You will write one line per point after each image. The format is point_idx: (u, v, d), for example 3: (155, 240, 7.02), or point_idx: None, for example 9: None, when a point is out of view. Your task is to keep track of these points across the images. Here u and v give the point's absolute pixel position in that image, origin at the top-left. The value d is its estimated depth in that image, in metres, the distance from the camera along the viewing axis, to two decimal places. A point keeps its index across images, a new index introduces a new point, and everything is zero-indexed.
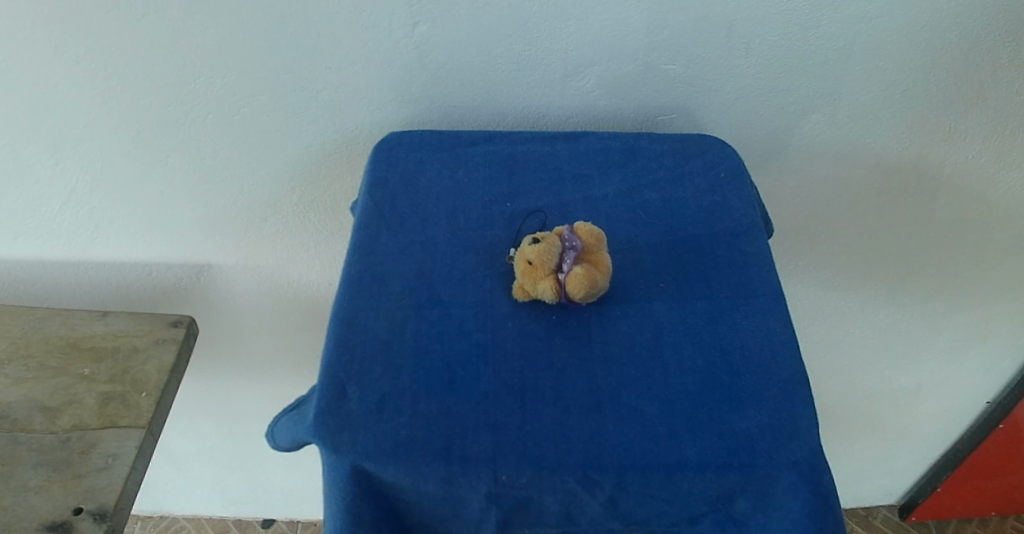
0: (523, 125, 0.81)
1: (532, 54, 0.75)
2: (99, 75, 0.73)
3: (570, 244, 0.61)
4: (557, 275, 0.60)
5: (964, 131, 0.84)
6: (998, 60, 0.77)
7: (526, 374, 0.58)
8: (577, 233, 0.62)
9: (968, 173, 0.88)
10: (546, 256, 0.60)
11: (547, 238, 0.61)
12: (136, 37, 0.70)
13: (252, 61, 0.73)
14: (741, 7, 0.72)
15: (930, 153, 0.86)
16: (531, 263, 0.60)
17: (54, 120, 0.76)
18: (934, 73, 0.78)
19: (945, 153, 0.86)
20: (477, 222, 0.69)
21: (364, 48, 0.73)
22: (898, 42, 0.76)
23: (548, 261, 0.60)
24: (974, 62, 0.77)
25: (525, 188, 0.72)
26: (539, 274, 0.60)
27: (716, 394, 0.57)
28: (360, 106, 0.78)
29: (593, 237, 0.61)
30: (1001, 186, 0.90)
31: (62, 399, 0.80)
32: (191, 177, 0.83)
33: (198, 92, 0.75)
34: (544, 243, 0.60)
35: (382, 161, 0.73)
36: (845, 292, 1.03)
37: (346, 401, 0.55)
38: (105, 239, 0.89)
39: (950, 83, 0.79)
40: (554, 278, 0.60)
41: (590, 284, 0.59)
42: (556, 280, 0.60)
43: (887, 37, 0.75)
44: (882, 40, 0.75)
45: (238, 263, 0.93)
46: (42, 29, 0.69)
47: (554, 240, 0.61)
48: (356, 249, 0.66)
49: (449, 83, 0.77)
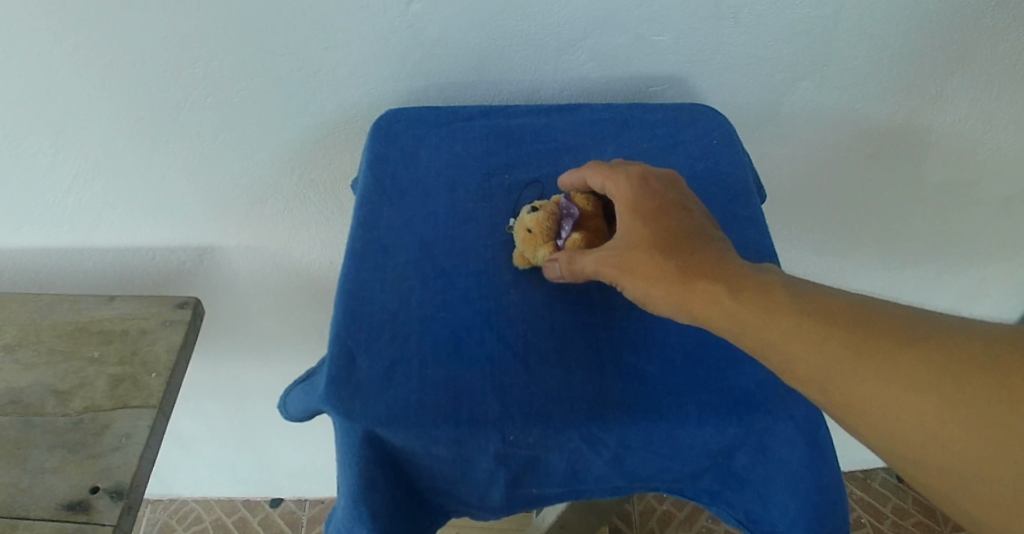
0: (518, 100, 0.83)
1: (525, 30, 0.76)
2: (97, 62, 0.73)
3: (568, 211, 0.64)
4: (555, 242, 0.63)
5: (952, 95, 0.85)
6: (985, 23, 0.78)
7: (530, 339, 0.59)
8: (574, 203, 0.65)
9: (957, 137, 0.89)
10: (545, 224, 0.62)
11: (545, 207, 0.65)
12: (130, 23, 0.71)
13: (249, 44, 0.74)
14: None
15: (919, 118, 0.87)
16: (531, 231, 0.62)
17: (55, 108, 0.76)
18: (922, 38, 0.79)
19: (934, 117, 0.87)
20: (476, 194, 0.70)
21: (359, 28, 0.74)
22: (887, 7, 0.76)
23: (546, 228, 0.62)
24: (962, 27, 0.79)
25: (522, 160, 0.73)
26: (537, 242, 0.62)
27: (714, 352, 0.59)
28: (357, 84, 0.79)
29: (589, 205, 0.65)
30: (990, 148, 0.91)
31: (74, 382, 0.82)
32: (192, 160, 0.84)
33: (196, 77, 0.76)
34: (542, 212, 0.63)
35: (380, 137, 0.73)
36: (836, 254, 1.06)
37: (355, 370, 0.57)
38: (107, 225, 0.90)
39: (938, 46, 0.80)
40: (552, 245, 0.62)
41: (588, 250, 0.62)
42: (555, 247, 0.62)
43: (876, 3, 0.76)
44: (871, 8, 0.76)
45: (240, 246, 0.94)
46: (36, 18, 0.69)
47: (552, 209, 0.65)
48: (358, 223, 0.67)
49: (444, 59, 0.78)
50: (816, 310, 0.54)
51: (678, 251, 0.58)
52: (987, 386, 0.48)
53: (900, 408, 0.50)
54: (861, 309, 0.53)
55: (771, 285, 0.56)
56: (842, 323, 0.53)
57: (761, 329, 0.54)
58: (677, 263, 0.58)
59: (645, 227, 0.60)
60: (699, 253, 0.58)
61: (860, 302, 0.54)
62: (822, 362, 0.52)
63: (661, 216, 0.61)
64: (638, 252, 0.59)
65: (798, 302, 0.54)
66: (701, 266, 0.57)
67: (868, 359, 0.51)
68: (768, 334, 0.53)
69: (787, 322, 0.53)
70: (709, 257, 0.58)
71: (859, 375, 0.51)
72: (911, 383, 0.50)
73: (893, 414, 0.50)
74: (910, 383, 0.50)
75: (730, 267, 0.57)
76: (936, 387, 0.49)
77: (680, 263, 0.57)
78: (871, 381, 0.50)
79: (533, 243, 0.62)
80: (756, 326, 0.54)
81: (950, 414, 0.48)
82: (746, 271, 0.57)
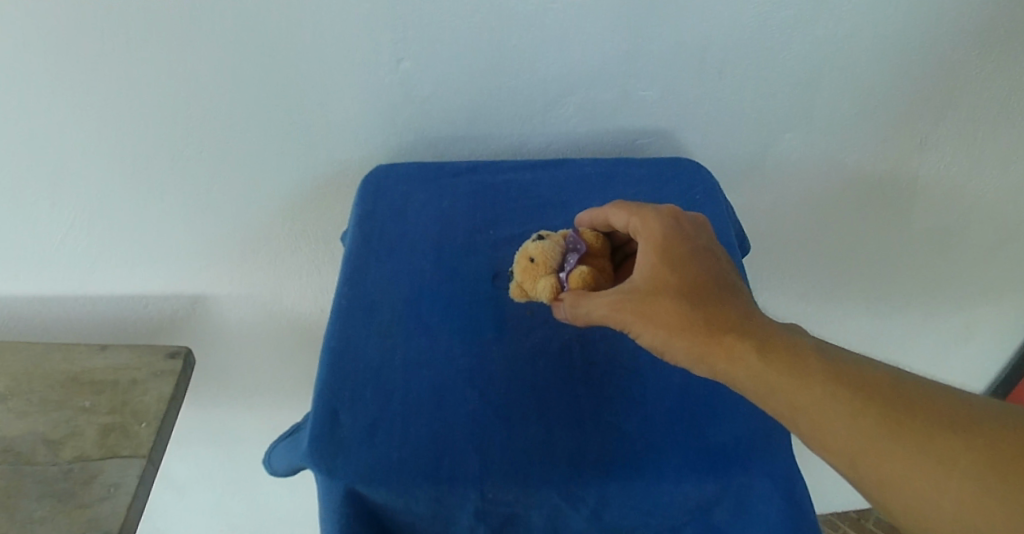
0: (507, 153, 0.86)
1: (512, 86, 0.79)
2: (95, 116, 0.76)
3: (575, 245, 0.67)
4: (557, 275, 0.65)
5: (934, 144, 0.88)
6: (956, 76, 0.82)
7: (511, 396, 0.61)
8: (581, 237, 0.67)
9: (940, 184, 0.92)
10: (548, 255, 0.65)
11: (553, 238, 0.68)
12: (128, 78, 0.74)
13: (244, 99, 0.77)
14: (713, 34, 0.76)
15: (902, 165, 0.90)
16: (533, 262, 0.66)
17: (54, 159, 0.79)
18: (894, 90, 0.83)
19: (917, 164, 0.90)
20: (461, 249, 0.72)
21: (351, 83, 0.77)
22: (861, 60, 0.80)
23: (548, 260, 0.65)
24: (933, 80, 0.82)
25: (508, 216, 0.75)
26: (539, 273, 0.65)
27: (692, 409, 0.60)
28: (350, 138, 0.82)
29: (599, 240, 0.67)
30: (972, 196, 0.93)
31: (65, 431, 0.83)
32: (186, 210, 0.86)
33: (191, 129, 0.78)
34: (547, 243, 0.66)
35: (369, 195, 0.76)
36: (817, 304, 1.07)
37: (338, 427, 0.58)
38: (102, 273, 0.92)
39: (911, 98, 0.83)
40: (554, 276, 0.65)
41: (590, 283, 0.63)
42: (556, 279, 0.65)
43: (851, 56, 0.79)
44: (847, 61, 0.80)
45: (232, 294, 0.96)
46: (38, 74, 0.72)
47: (560, 241, 0.67)
48: (345, 279, 0.69)
49: (434, 114, 0.81)
50: (844, 377, 0.54)
51: (703, 302, 0.58)
52: (1013, 472, 0.49)
53: (922, 487, 0.50)
54: (888, 381, 0.54)
55: (800, 349, 0.56)
56: (870, 396, 0.53)
57: (788, 391, 0.54)
58: (702, 315, 0.58)
59: (668, 273, 0.60)
60: (726, 306, 0.58)
61: (893, 372, 0.54)
62: (848, 432, 0.52)
63: (685, 263, 0.60)
64: (659, 298, 0.58)
65: (829, 370, 0.54)
66: (727, 322, 0.57)
67: (895, 436, 0.51)
68: (793, 400, 0.54)
69: (816, 390, 0.54)
70: (734, 312, 0.58)
71: (884, 448, 0.51)
72: (936, 461, 0.50)
73: (914, 491, 0.51)
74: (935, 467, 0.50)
75: (756, 324, 0.57)
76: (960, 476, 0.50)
77: (703, 318, 0.57)
78: (894, 455, 0.51)
79: (534, 274, 0.65)
80: (782, 390, 0.54)
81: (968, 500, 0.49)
82: (774, 327, 0.57)
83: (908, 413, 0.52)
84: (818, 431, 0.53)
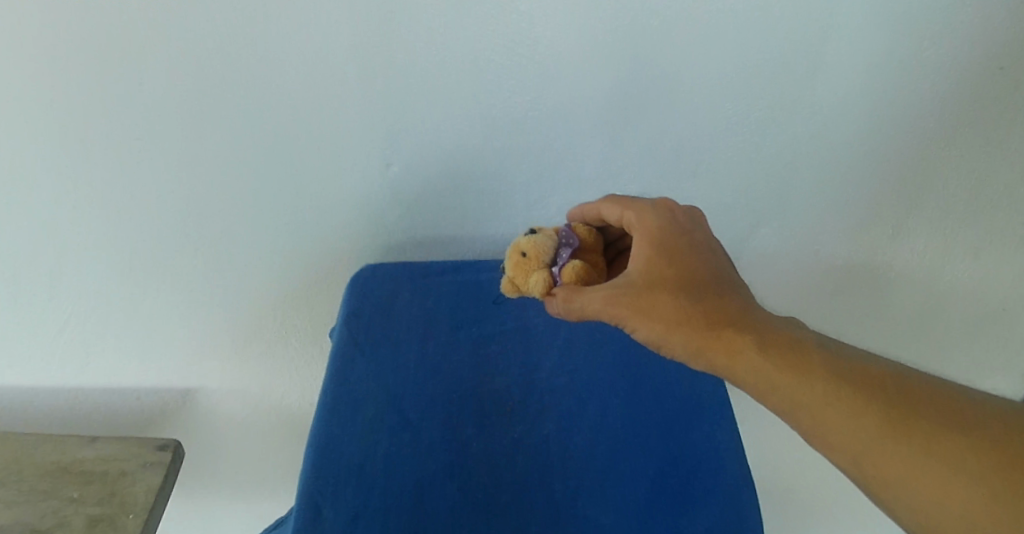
0: (493, 250, 0.91)
1: (495, 187, 0.85)
2: (94, 218, 0.80)
3: (567, 240, 0.70)
4: (549, 269, 0.68)
5: (909, 232, 0.93)
6: (917, 176, 0.88)
7: (491, 489, 0.67)
8: (573, 233, 0.71)
9: (915, 271, 0.97)
10: (541, 250, 0.69)
11: (544, 233, 0.71)
12: (126, 185, 0.78)
13: (237, 201, 0.81)
14: (689, 137, 0.82)
15: (876, 257, 0.95)
16: (527, 256, 0.69)
17: (52, 257, 0.83)
18: (856, 191, 0.89)
19: (892, 256, 0.95)
20: (444, 347, 0.77)
21: (341, 188, 0.82)
22: (822, 163, 0.86)
23: (542, 254, 0.69)
24: (895, 180, 0.88)
25: (491, 315, 0.79)
26: (533, 267, 0.69)
27: (664, 499, 0.67)
28: (340, 237, 0.86)
29: (590, 236, 0.71)
30: (951, 284, 0.98)
31: (51, 522, 0.84)
32: (180, 307, 0.90)
33: (187, 230, 0.83)
34: (540, 237, 0.70)
35: (356, 292, 0.78)
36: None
37: (320, 521, 0.62)
38: (94, 366, 0.95)
39: (876, 196, 0.89)
40: (546, 271, 0.68)
41: (582, 277, 0.67)
42: (548, 272, 0.68)
43: (818, 155, 0.85)
44: (816, 161, 0.86)
45: (221, 388, 0.99)
46: (43, 180, 0.77)
47: (552, 235, 0.71)
48: (332, 375, 0.73)
49: (421, 214, 0.86)
50: (844, 372, 0.58)
51: (704, 301, 0.63)
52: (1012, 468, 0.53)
53: (924, 482, 0.54)
54: (871, 367, 0.59)
55: (791, 339, 0.61)
56: (861, 382, 0.58)
57: (788, 387, 0.58)
58: (704, 314, 0.62)
59: (666, 267, 0.65)
60: (727, 304, 0.63)
61: (889, 368, 0.59)
62: (838, 414, 0.57)
63: (680, 258, 0.65)
64: (661, 295, 0.63)
65: (821, 359, 0.59)
66: (723, 316, 0.62)
67: (894, 432, 0.55)
68: (788, 387, 0.58)
69: (808, 377, 0.58)
70: (729, 305, 0.63)
71: (871, 429, 0.56)
72: (937, 456, 0.54)
73: (901, 470, 0.55)
74: (937, 462, 0.54)
75: (750, 316, 0.62)
76: (962, 472, 0.53)
77: (701, 310, 0.62)
78: (881, 435, 0.56)
79: (527, 269, 0.69)
80: (781, 382, 0.59)
81: (949, 478, 0.53)
82: (771, 324, 0.62)
83: (893, 396, 0.57)
84: (811, 413, 0.58)
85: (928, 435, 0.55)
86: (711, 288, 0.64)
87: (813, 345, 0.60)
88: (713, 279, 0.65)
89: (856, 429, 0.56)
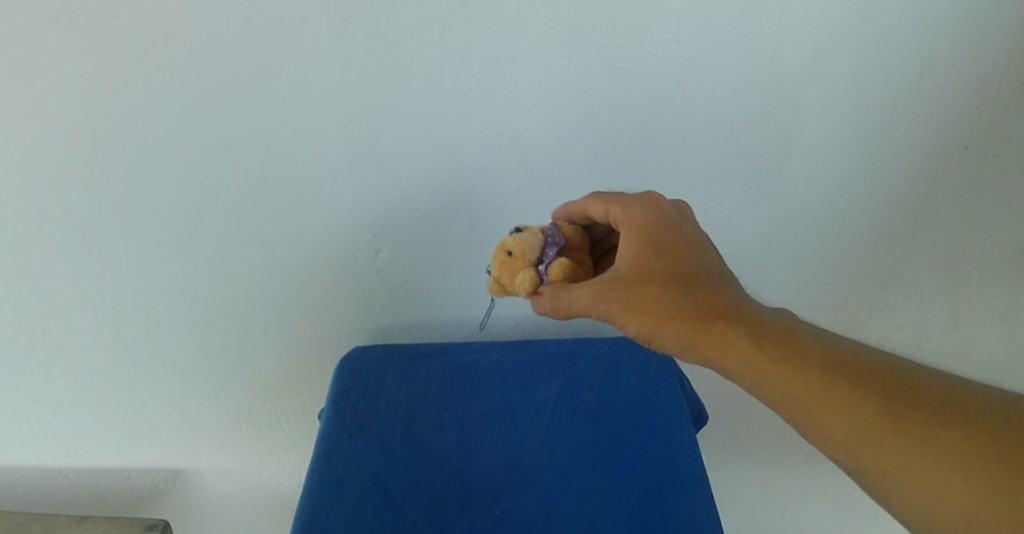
0: (479, 334, 0.95)
1: (482, 275, 0.89)
2: (92, 304, 0.83)
3: (553, 240, 0.73)
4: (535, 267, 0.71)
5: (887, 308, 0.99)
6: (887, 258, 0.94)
7: None
8: (557, 234, 0.74)
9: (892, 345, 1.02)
10: (528, 250, 0.72)
11: (530, 232, 0.74)
12: (126, 273, 0.82)
13: (232, 287, 0.85)
14: None
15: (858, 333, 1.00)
16: (514, 255, 0.72)
17: (49, 343, 0.85)
18: (832, 275, 0.95)
19: (873, 330, 1.00)
20: (429, 427, 0.80)
21: (333, 274, 0.86)
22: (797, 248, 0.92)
23: (528, 253, 0.71)
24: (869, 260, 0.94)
25: (475, 394, 0.83)
26: (519, 265, 0.71)
27: None
28: (330, 321, 0.90)
29: (574, 236, 0.74)
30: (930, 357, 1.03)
31: None
32: (173, 388, 0.92)
33: (183, 314, 0.86)
34: (526, 237, 0.72)
35: (346, 375, 0.83)
36: (762, 462, 1.16)
37: None
38: (84, 447, 0.95)
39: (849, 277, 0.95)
40: (532, 269, 0.71)
41: (568, 275, 0.70)
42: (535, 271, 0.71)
43: (791, 241, 0.91)
44: (791, 245, 0.92)
45: (211, 469, 1.01)
46: (45, 269, 0.79)
47: (537, 235, 0.74)
48: (319, 455, 0.76)
49: (409, 298, 0.90)
50: (837, 366, 0.61)
51: (696, 294, 0.65)
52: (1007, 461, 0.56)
53: (922, 475, 0.57)
54: (859, 357, 0.62)
55: (782, 332, 0.63)
56: (853, 374, 0.60)
57: (783, 382, 0.61)
58: (697, 308, 0.64)
59: (656, 262, 0.67)
60: (717, 296, 0.65)
61: (879, 361, 0.62)
62: (834, 409, 0.59)
63: (670, 249, 0.68)
64: (653, 290, 0.65)
65: (813, 352, 0.62)
66: (715, 308, 0.64)
67: (890, 426, 0.58)
68: (783, 381, 0.61)
69: (801, 368, 0.61)
70: (720, 297, 0.65)
71: (867, 418, 0.59)
72: (933, 449, 0.57)
73: (899, 462, 0.58)
74: (934, 456, 0.57)
75: (740, 308, 0.65)
76: (959, 464, 0.56)
77: (693, 303, 0.64)
78: (876, 424, 0.58)
79: (514, 268, 0.71)
80: (775, 376, 0.61)
81: (946, 464, 0.56)
82: (762, 316, 0.64)
83: (885, 389, 0.60)
84: (806, 407, 0.60)
85: (920, 422, 0.58)
86: (702, 281, 0.66)
87: (803, 338, 0.63)
88: (703, 272, 0.67)
89: (853, 422, 0.59)
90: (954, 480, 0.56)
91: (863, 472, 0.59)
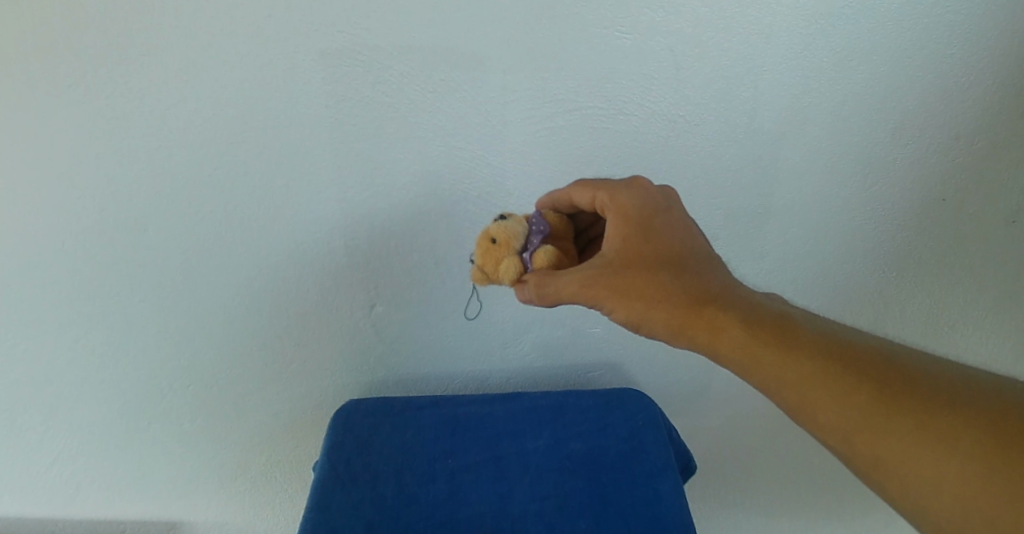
0: (471, 384, 0.98)
1: (473, 329, 0.93)
2: (95, 358, 0.86)
3: (537, 227, 0.74)
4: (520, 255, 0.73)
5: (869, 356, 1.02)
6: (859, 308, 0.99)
7: None
8: (542, 222, 0.75)
9: None
10: (513, 238, 0.73)
11: (515, 219, 0.75)
12: (130, 328, 0.85)
13: (231, 342, 0.88)
14: None
15: None
16: (499, 242, 0.73)
17: (52, 397, 0.88)
18: None
19: None
20: (421, 477, 0.83)
21: (329, 330, 0.89)
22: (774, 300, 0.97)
23: (513, 242, 0.72)
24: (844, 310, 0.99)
25: (466, 446, 0.86)
26: (504, 253, 0.72)
27: None
28: (326, 374, 0.93)
29: (558, 223, 0.76)
30: None
31: None
32: (170, 442, 0.95)
33: (182, 368, 0.89)
34: (511, 224, 0.74)
35: (340, 427, 0.85)
36: (751, 511, 1.18)
37: None
38: (81, 500, 0.97)
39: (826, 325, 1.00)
40: (517, 257, 0.72)
41: (553, 262, 0.71)
42: (520, 259, 0.72)
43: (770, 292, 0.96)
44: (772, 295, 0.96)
45: (207, 521, 1.03)
46: (50, 325, 0.83)
47: (522, 222, 0.75)
48: (313, 505, 0.78)
49: (403, 350, 0.93)
50: (824, 350, 0.62)
51: (685, 281, 0.66)
52: (1003, 450, 0.55)
53: (916, 465, 0.57)
54: (851, 341, 0.63)
55: (771, 316, 0.64)
56: (840, 358, 0.61)
57: (772, 366, 0.62)
58: (686, 295, 0.65)
59: (643, 248, 0.68)
60: (707, 283, 0.66)
61: (867, 345, 0.62)
62: (823, 395, 0.60)
63: (659, 237, 0.68)
64: (641, 277, 0.66)
65: (802, 335, 0.63)
66: (704, 293, 0.65)
67: (880, 412, 0.59)
68: (771, 364, 0.62)
69: (791, 354, 0.62)
70: (708, 282, 0.66)
71: (859, 405, 0.59)
72: (926, 437, 0.57)
73: (891, 450, 0.58)
74: (926, 443, 0.57)
75: (729, 292, 0.66)
76: (953, 453, 0.56)
77: (681, 290, 0.65)
78: (868, 411, 0.59)
79: (498, 256, 0.73)
80: (764, 359, 0.62)
81: (943, 453, 0.56)
82: (750, 301, 0.65)
83: (874, 374, 0.60)
84: (794, 390, 0.61)
85: (912, 408, 0.58)
86: (692, 268, 0.67)
87: (792, 322, 0.64)
88: (692, 259, 0.68)
89: (842, 407, 0.60)
90: (948, 469, 0.56)
91: (859, 460, 0.60)
